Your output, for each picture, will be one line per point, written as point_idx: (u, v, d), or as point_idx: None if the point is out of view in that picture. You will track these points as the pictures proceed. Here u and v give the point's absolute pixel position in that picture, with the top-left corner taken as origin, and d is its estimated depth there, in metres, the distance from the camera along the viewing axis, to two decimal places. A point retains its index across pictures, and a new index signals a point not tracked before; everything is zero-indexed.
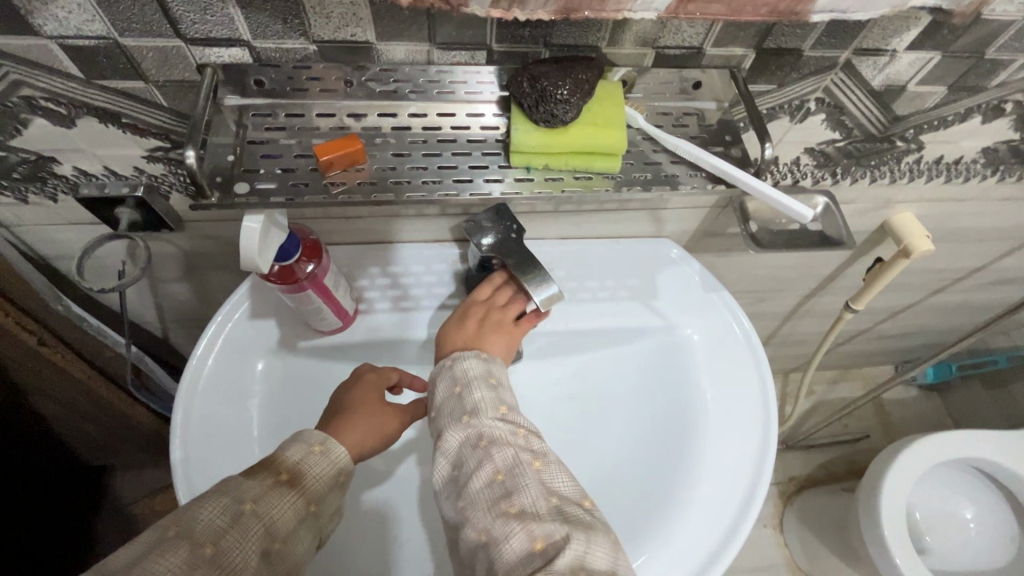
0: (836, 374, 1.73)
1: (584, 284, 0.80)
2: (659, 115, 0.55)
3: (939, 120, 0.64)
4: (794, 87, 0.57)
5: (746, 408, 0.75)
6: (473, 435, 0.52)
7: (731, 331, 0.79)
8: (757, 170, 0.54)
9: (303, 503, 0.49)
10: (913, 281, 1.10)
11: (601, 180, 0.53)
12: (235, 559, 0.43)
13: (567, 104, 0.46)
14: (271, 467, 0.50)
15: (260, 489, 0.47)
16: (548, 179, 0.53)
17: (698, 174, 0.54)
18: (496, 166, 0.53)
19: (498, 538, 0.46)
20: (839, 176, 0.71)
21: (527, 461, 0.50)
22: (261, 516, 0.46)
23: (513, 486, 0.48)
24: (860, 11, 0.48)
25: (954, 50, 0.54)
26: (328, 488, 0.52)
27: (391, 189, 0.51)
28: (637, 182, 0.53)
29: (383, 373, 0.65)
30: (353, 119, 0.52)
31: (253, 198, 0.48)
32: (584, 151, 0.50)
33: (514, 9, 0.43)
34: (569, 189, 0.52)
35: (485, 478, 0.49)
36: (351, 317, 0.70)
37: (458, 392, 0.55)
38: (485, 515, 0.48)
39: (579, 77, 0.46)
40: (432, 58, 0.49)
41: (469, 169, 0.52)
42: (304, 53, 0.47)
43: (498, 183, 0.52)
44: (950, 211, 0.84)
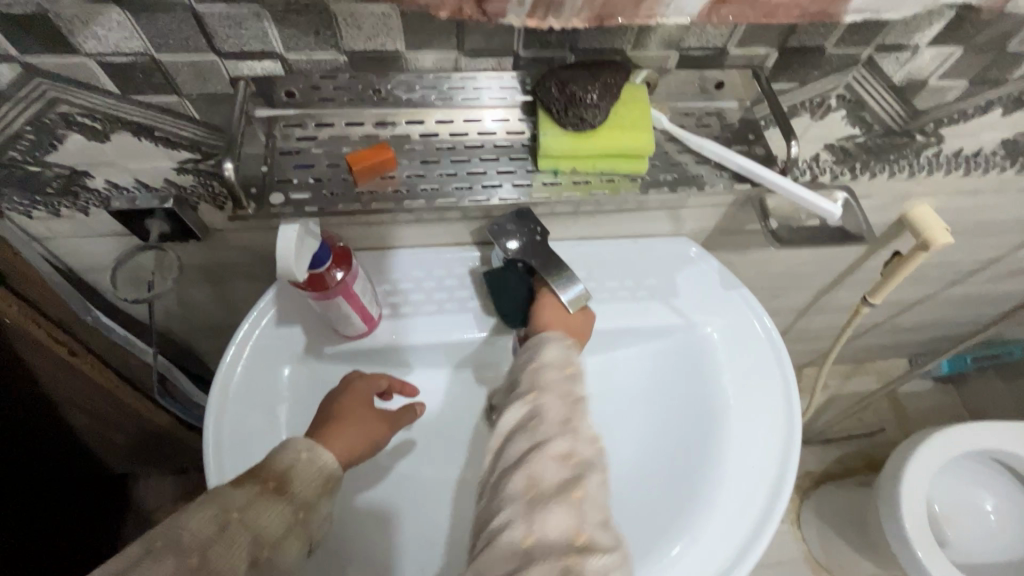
0: (850, 367, 1.74)
1: (604, 284, 0.80)
2: (679, 116, 0.56)
3: (958, 113, 0.65)
4: (816, 84, 0.57)
5: (769, 405, 0.75)
6: (567, 411, 0.52)
7: (753, 329, 0.80)
8: (784, 170, 0.54)
9: (292, 511, 0.50)
10: (929, 274, 1.10)
11: (629, 181, 0.53)
12: (221, 568, 0.44)
13: (596, 108, 0.47)
14: (259, 474, 0.51)
15: (247, 497, 0.48)
16: (574, 181, 0.53)
17: (722, 174, 0.55)
18: (523, 170, 0.53)
19: (547, 506, 0.47)
20: (857, 171, 0.72)
21: (599, 466, 0.51)
22: (247, 525, 0.47)
23: (581, 473, 0.49)
24: (891, 10, 0.48)
25: (976, 44, 0.54)
26: (317, 494, 0.52)
27: (421, 196, 0.51)
28: (663, 183, 0.54)
29: (372, 380, 0.66)
30: (382, 126, 0.52)
31: (288, 207, 0.49)
32: (613, 154, 0.50)
33: (549, 18, 0.44)
34: (595, 192, 0.53)
35: (556, 455, 0.49)
36: (376, 321, 0.71)
37: (569, 371, 0.56)
38: (551, 484, 0.48)
39: (607, 81, 0.47)
40: (460, 65, 0.49)
41: (496, 174, 0.53)
42: (335, 64, 0.48)
43: (525, 187, 0.53)
44: (967, 203, 0.85)
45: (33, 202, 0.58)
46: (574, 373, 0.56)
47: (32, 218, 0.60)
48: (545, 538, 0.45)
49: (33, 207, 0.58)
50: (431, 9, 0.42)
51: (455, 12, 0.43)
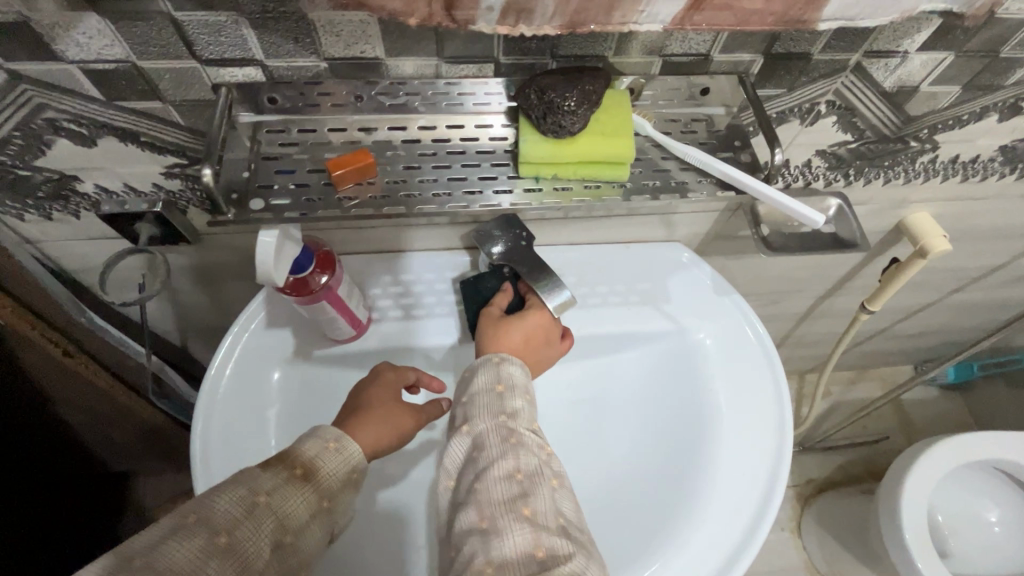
0: (854, 374, 1.72)
1: (595, 289, 0.80)
2: (665, 122, 0.55)
3: (954, 119, 0.63)
4: (804, 90, 0.56)
5: (760, 413, 0.74)
6: (503, 432, 0.52)
7: (745, 336, 0.79)
8: (767, 176, 0.53)
9: (317, 497, 0.50)
10: (930, 281, 1.09)
11: (613, 187, 0.53)
12: (246, 550, 0.45)
13: (574, 115, 0.46)
14: (287, 459, 0.51)
15: (276, 481, 0.49)
16: (556, 188, 0.53)
17: (706, 179, 0.54)
18: (505, 176, 0.53)
19: (500, 529, 0.46)
20: (852, 176, 0.71)
21: (547, 476, 0.51)
22: (274, 508, 0.47)
23: (529, 488, 0.49)
24: (869, 17, 0.47)
25: (967, 50, 0.53)
26: (341, 484, 0.52)
27: (403, 203, 0.51)
28: (646, 190, 0.53)
29: (399, 374, 0.66)
30: (365, 132, 0.53)
31: (267, 214, 0.49)
32: (593, 161, 0.50)
33: (520, 24, 0.43)
34: (578, 199, 0.52)
35: (504, 473, 0.49)
36: (365, 326, 0.72)
37: (500, 390, 0.55)
38: (497, 504, 0.48)
39: (586, 87, 0.46)
40: (441, 71, 0.49)
41: (479, 180, 0.53)
42: (316, 70, 0.48)
43: (508, 194, 0.52)
44: (967, 210, 0.83)
45: (25, 206, 0.59)
46: (505, 391, 0.55)
47: (25, 220, 0.61)
48: (502, 561, 0.45)
49: (25, 210, 0.59)
50: (401, 16, 0.42)
51: (425, 19, 0.42)
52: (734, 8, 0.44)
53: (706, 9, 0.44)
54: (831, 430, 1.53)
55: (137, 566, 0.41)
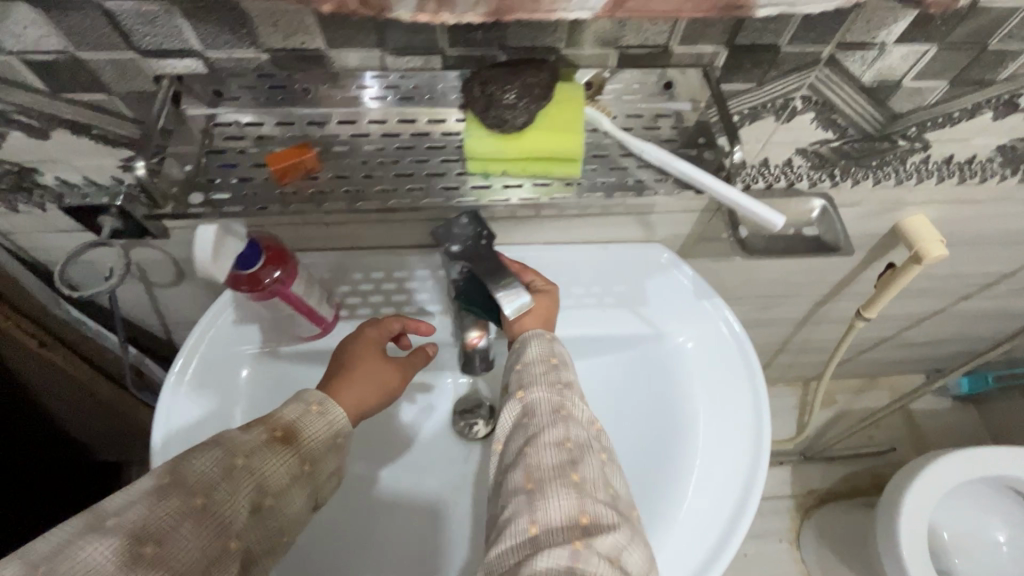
0: (862, 383, 1.66)
1: (570, 291, 0.78)
2: (627, 118, 0.53)
3: (944, 117, 0.59)
4: (775, 85, 0.53)
5: (737, 418, 0.72)
6: (556, 401, 0.53)
7: (725, 341, 0.76)
8: (727, 178, 0.51)
9: (298, 461, 0.49)
10: (935, 287, 1.04)
11: (566, 185, 0.51)
12: (225, 511, 0.44)
13: (515, 109, 0.45)
14: (267, 421, 0.50)
15: (254, 443, 0.48)
16: (506, 186, 0.51)
17: (661, 179, 0.52)
18: (454, 172, 0.52)
19: (546, 492, 0.47)
20: (839, 177, 0.68)
21: (596, 449, 0.51)
22: (253, 470, 0.46)
23: (578, 456, 0.49)
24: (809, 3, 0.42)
25: (951, 41, 0.50)
26: (325, 449, 0.52)
27: (342, 199, 0.50)
28: (599, 188, 0.51)
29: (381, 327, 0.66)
30: (314, 127, 0.51)
31: (205, 207, 0.49)
32: (541, 158, 0.47)
33: (442, 12, 0.39)
34: (525, 197, 0.51)
35: (553, 442, 0.50)
36: (331, 323, 0.70)
37: (554, 362, 0.56)
38: (547, 470, 0.48)
39: (529, 80, 0.45)
40: (386, 64, 0.47)
41: (426, 176, 0.51)
42: (259, 62, 0.47)
43: (456, 191, 0.51)
44: (968, 213, 0.79)
45: None
46: (558, 364, 0.57)
47: None
48: (549, 525, 0.45)
49: None
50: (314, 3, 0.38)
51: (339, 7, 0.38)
52: None
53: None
54: (835, 439, 1.47)
55: (109, 525, 0.40)
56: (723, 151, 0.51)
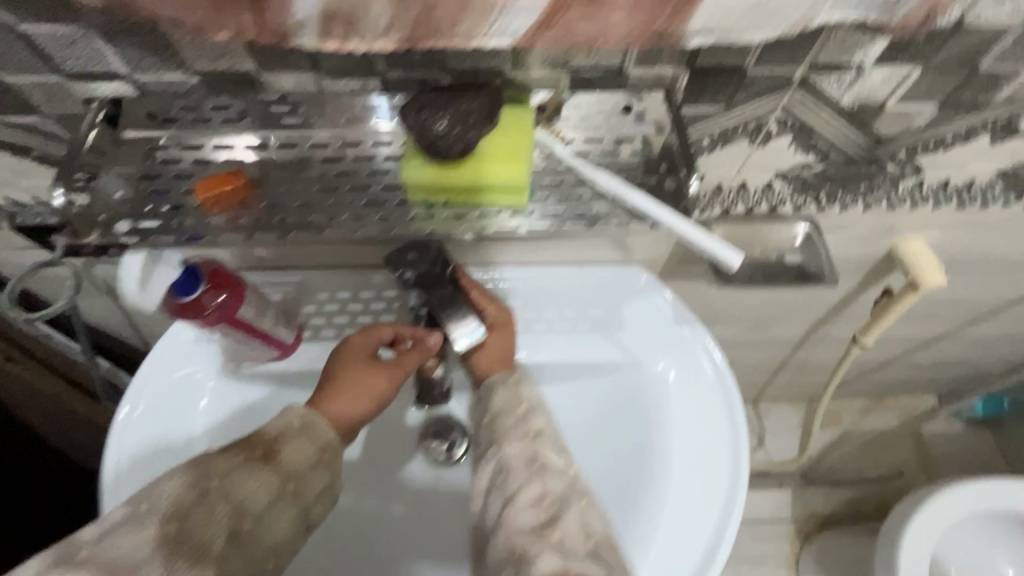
0: (870, 403, 1.58)
1: (541, 314, 0.75)
2: (584, 143, 0.49)
3: (935, 140, 0.55)
4: (745, 108, 0.49)
5: (714, 451, 0.68)
6: (529, 454, 0.50)
7: (704, 369, 0.72)
8: (684, 207, 0.49)
9: (278, 480, 0.47)
10: (940, 311, 0.98)
11: (513, 216, 0.48)
12: (200, 537, 0.42)
13: (448, 138, 0.41)
14: (246, 442, 0.48)
15: (231, 464, 0.46)
16: (449, 217, 0.48)
17: (615, 207, 0.49)
18: (394, 202, 0.48)
19: (529, 557, 0.43)
20: (826, 201, 0.63)
21: (575, 499, 0.48)
22: (229, 492, 0.44)
23: (557, 512, 0.46)
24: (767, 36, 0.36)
25: (936, 63, 0.45)
26: (307, 467, 0.49)
27: (272, 230, 0.48)
28: (547, 219, 0.49)
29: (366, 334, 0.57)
30: (252, 149, 0.48)
31: (133, 236, 0.48)
32: (483, 188, 0.44)
33: (350, 36, 0.32)
34: (466, 229, 0.48)
35: (530, 500, 0.47)
36: (292, 344, 0.68)
37: (523, 410, 0.54)
38: (525, 531, 0.45)
39: (462, 107, 0.41)
40: (323, 86, 0.45)
41: (365, 204, 0.48)
42: (189, 84, 0.45)
43: (396, 221, 0.49)
44: (970, 239, 0.74)
45: None
46: (528, 411, 0.54)
47: None
48: None
49: None
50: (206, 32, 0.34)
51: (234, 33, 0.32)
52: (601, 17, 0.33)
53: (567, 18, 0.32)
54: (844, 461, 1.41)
55: (79, 558, 0.38)
56: (685, 179, 0.48)
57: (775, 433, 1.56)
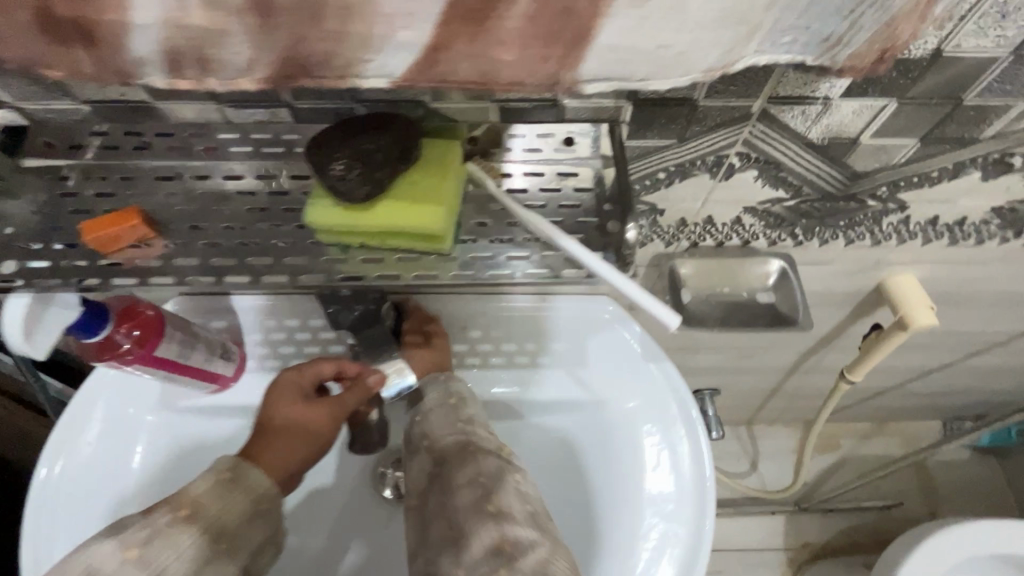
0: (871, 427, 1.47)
1: (499, 347, 0.70)
2: (523, 178, 0.45)
3: (919, 176, 0.49)
4: (701, 141, 0.44)
5: (679, 505, 0.63)
6: (460, 439, 0.46)
7: (670, 412, 0.67)
8: (625, 257, 0.41)
9: (210, 542, 0.37)
10: (939, 343, 0.92)
11: (436, 262, 0.42)
12: None
13: (347, 181, 0.36)
14: (170, 501, 0.38)
15: (150, 530, 0.36)
16: (365, 260, 0.42)
17: (545, 253, 0.43)
18: (307, 241, 0.43)
19: (466, 536, 0.40)
20: (802, 236, 0.58)
21: (511, 471, 0.44)
22: (145, 564, 0.35)
23: (492, 486, 0.42)
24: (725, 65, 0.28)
25: (913, 95, 0.40)
26: (243, 526, 0.40)
27: (172, 274, 0.42)
28: (474, 265, 0.43)
29: (303, 370, 0.47)
30: (161, 180, 0.45)
31: (18, 278, 0.42)
32: (398, 233, 0.39)
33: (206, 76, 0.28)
34: (383, 274, 0.42)
35: (465, 481, 0.43)
36: (231, 379, 0.63)
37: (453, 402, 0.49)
38: (463, 510, 0.41)
39: (363, 146, 0.36)
40: (227, 116, 0.43)
41: (275, 243, 0.43)
42: (82, 114, 0.44)
43: (305, 265, 0.42)
44: (966, 274, 0.68)
45: None
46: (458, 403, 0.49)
47: None
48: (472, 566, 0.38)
49: None
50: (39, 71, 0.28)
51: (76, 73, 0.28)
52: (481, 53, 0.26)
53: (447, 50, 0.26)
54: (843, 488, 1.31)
55: None
56: (635, 225, 0.41)
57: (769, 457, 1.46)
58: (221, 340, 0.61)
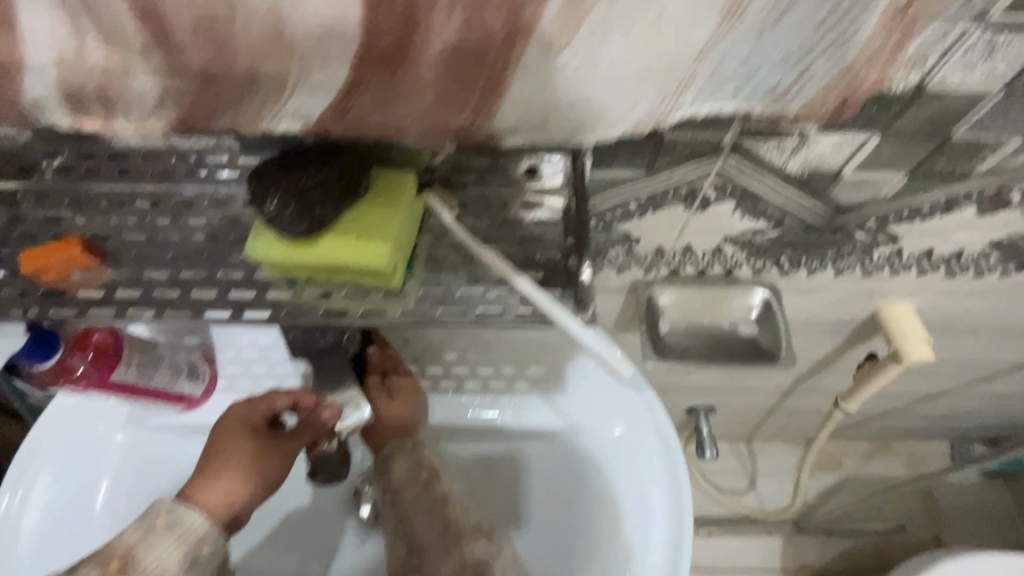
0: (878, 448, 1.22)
1: (475, 370, 0.68)
2: (483, 208, 0.44)
3: (911, 210, 0.47)
4: (671, 173, 0.42)
5: (653, 551, 0.58)
6: (439, 524, 0.51)
7: (649, 448, 0.62)
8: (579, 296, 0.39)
9: None
10: (943, 370, 0.87)
11: (384, 297, 0.40)
12: None
13: (285, 215, 0.34)
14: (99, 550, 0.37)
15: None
16: (313, 294, 0.40)
17: (497, 289, 0.40)
18: (252, 274, 0.41)
19: None
20: (788, 266, 0.55)
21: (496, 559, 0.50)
22: None
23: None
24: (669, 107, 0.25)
25: (898, 129, 0.37)
26: None
27: (111, 305, 0.40)
28: (426, 300, 0.40)
29: (254, 403, 0.46)
30: (113, 206, 0.44)
31: None
32: (343, 267, 0.38)
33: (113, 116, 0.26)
34: (328, 310, 0.39)
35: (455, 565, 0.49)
36: (199, 398, 0.60)
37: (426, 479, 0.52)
38: None
39: (301, 181, 0.34)
40: (173, 142, 0.44)
41: (218, 275, 0.41)
42: (26, 139, 0.43)
43: (247, 299, 0.40)
44: (967, 305, 0.64)
45: None
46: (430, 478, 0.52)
47: None
48: None
49: None
50: None
51: None
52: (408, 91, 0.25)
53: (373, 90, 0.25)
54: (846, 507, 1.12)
55: None
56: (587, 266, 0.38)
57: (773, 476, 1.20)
58: (189, 358, 0.59)
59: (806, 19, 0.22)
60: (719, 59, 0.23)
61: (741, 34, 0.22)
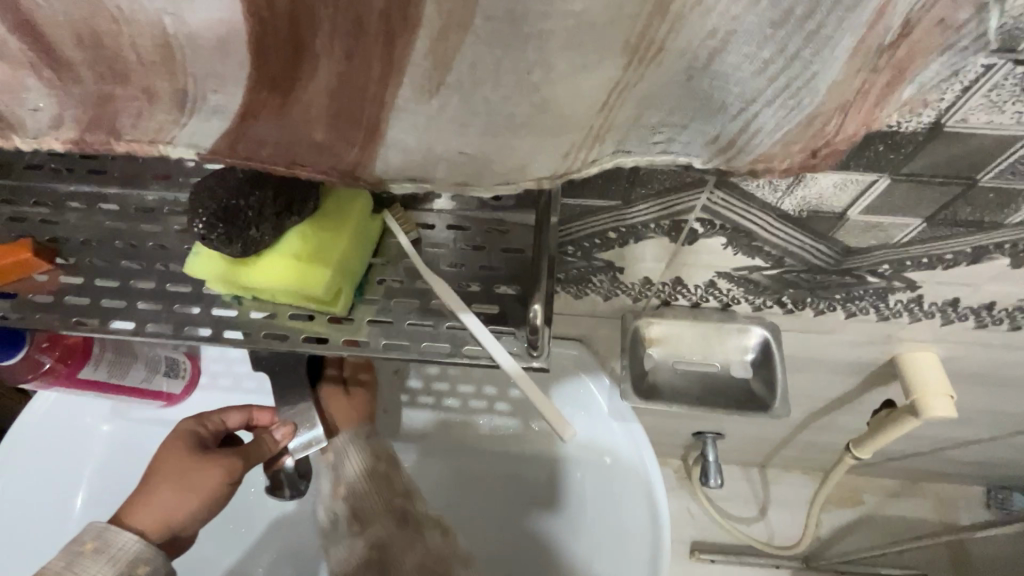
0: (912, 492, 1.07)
1: (455, 388, 0.59)
2: (446, 230, 0.41)
3: (928, 257, 0.41)
4: (651, 205, 0.38)
5: None
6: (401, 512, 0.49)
7: (632, 489, 0.55)
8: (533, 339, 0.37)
9: None
10: (978, 421, 0.78)
11: (329, 322, 0.38)
12: None
13: (219, 235, 0.32)
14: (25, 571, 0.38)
15: None
16: (255, 313, 0.38)
17: (449, 324, 0.38)
18: (199, 291, 0.40)
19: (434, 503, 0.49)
20: (792, 305, 0.50)
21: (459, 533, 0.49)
22: None
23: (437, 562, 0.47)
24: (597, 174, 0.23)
25: (910, 172, 0.32)
26: None
27: (59, 310, 0.39)
28: (370, 328, 0.38)
29: (205, 419, 0.48)
30: (79, 207, 0.43)
31: None
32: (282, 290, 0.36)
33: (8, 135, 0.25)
34: (268, 332, 0.38)
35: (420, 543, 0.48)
36: (178, 396, 0.59)
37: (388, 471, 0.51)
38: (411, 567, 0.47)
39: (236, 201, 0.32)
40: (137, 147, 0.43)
41: (168, 289, 0.40)
42: None
43: (192, 316, 0.39)
44: (1000, 357, 0.57)
45: None
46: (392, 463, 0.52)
47: None
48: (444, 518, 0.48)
49: None
50: None
51: None
52: (289, 116, 0.22)
53: (262, 112, 0.23)
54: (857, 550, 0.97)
55: None
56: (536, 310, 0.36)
57: (783, 506, 1.07)
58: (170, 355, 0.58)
59: (744, 63, 0.19)
60: (632, 106, 0.21)
61: (661, 76, 0.20)
